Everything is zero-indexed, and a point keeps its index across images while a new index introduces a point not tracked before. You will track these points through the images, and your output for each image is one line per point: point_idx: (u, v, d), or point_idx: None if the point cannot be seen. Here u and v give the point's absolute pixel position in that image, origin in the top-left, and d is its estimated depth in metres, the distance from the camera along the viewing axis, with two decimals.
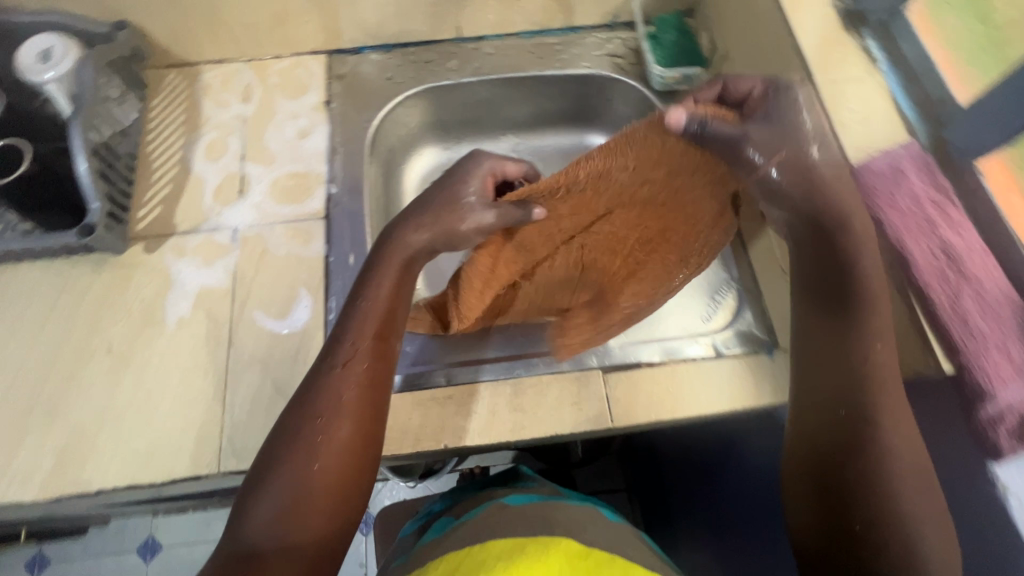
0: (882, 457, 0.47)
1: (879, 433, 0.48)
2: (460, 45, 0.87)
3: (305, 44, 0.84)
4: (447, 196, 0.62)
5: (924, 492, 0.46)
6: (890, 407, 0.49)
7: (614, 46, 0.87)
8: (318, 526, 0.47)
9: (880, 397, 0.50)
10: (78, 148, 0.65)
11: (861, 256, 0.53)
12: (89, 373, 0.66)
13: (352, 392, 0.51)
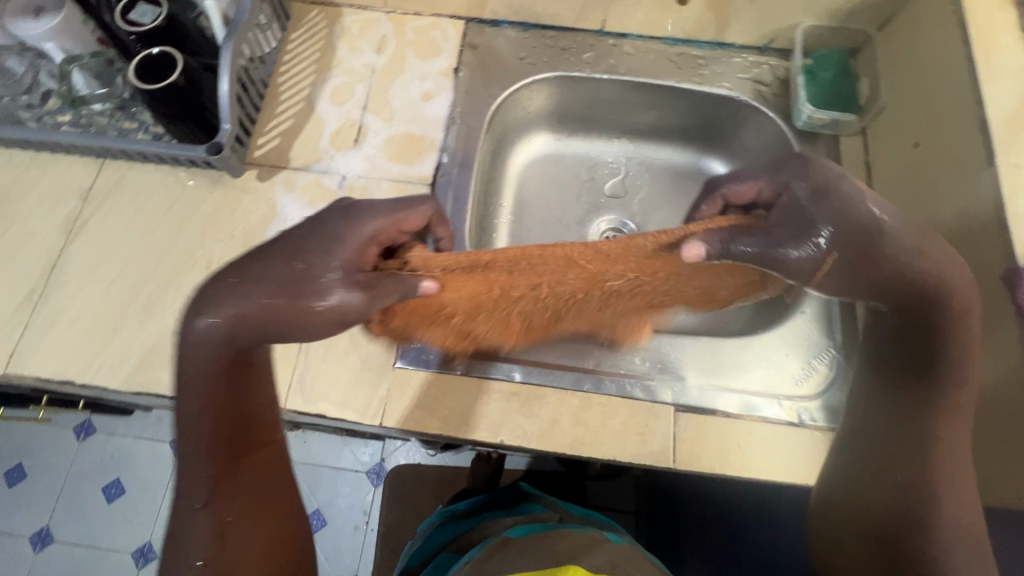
0: (937, 525, 0.53)
1: (933, 507, 0.53)
2: (600, 38, 0.83)
3: (447, 7, 0.83)
4: (288, 272, 0.49)
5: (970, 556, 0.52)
6: (947, 486, 0.54)
7: (761, 72, 0.81)
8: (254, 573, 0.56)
9: (941, 473, 0.54)
10: (225, 69, 0.65)
11: (958, 351, 0.53)
12: (186, 283, 0.69)
13: (223, 485, 0.55)
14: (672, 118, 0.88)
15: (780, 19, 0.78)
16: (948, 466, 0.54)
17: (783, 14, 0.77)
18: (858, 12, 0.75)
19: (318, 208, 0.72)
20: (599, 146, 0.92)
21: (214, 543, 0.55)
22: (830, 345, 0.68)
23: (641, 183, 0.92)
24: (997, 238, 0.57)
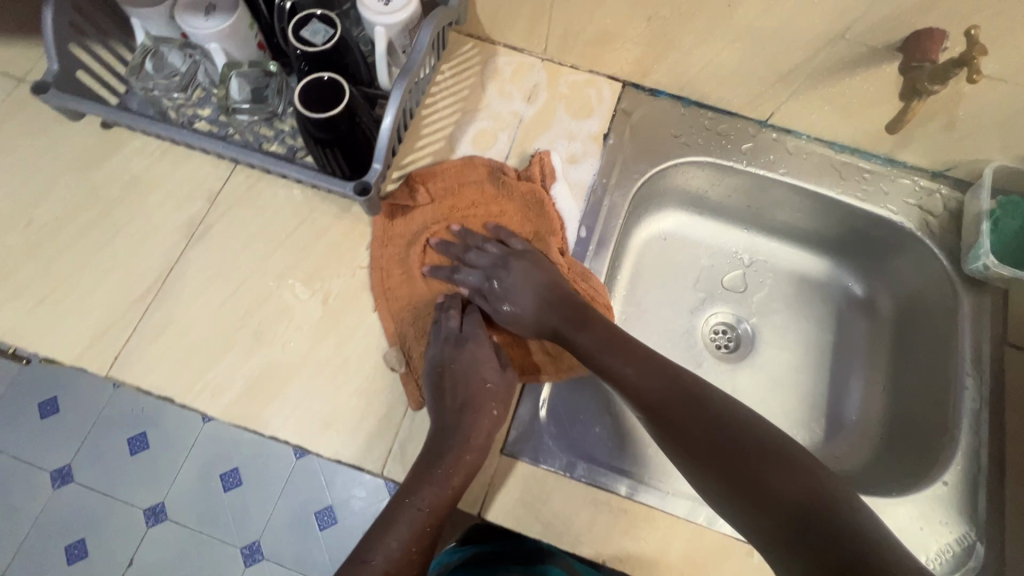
0: (723, 431, 0.53)
1: (699, 404, 0.55)
2: (763, 130, 0.78)
3: (608, 68, 0.78)
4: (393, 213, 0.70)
5: (774, 460, 0.50)
6: (675, 384, 0.57)
7: (930, 200, 0.75)
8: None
9: (661, 368, 0.59)
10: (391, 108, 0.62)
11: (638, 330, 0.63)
12: (300, 316, 0.66)
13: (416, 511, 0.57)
14: (817, 224, 0.82)
15: (970, 152, 0.71)
16: (650, 357, 0.60)
17: (975, 148, 0.70)
18: None
19: None
20: (728, 235, 0.87)
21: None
22: (972, 529, 0.62)
23: (764, 281, 0.86)
24: None
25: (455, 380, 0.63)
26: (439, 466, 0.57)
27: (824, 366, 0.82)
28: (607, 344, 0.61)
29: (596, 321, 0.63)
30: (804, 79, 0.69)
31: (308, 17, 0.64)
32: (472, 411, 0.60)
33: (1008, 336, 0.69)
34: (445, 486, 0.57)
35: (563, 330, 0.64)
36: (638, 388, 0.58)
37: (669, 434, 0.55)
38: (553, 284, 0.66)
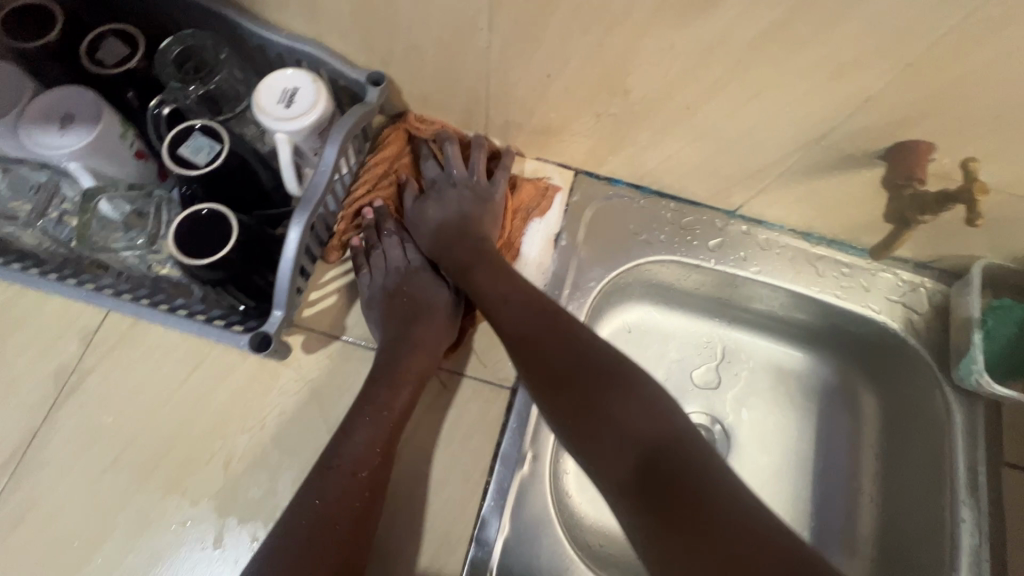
0: (580, 366, 0.49)
1: (564, 339, 0.51)
2: (731, 221, 0.70)
3: (557, 156, 0.69)
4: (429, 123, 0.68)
5: (626, 397, 0.46)
6: (540, 316, 0.53)
7: (914, 296, 0.69)
8: None
9: (529, 301, 0.55)
10: (290, 243, 0.51)
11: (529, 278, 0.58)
12: (196, 485, 0.55)
13: None
14: (793, 316, 0.74)
15: (956, 247, 0.64)
16: (527, 292, 0.56)
17: (962, 244, 0.64)
18: None
19: None
20: (699, 326, 0.79)
21: None
22: None
23: (738, 376, 0.78)
24: None
25: (395, 300, 0.61)
26: (324, 494, 0.49)
27: (806, 472, 0.74)
28: (497, 274, 0.58)
29: (490, 254, 0.60)
30: (775, 178, 0.61)
31: (188, 129, 0.53)
32: (404, 341, 0.58)
33: (1005, 455, 0.63)
34: (337, 522, 0.49)
35: (460, 262, 0.61)
36: (507, 318, 0.54)
37: (527, 368, 0.52)
38: (488, 231, 0.63)
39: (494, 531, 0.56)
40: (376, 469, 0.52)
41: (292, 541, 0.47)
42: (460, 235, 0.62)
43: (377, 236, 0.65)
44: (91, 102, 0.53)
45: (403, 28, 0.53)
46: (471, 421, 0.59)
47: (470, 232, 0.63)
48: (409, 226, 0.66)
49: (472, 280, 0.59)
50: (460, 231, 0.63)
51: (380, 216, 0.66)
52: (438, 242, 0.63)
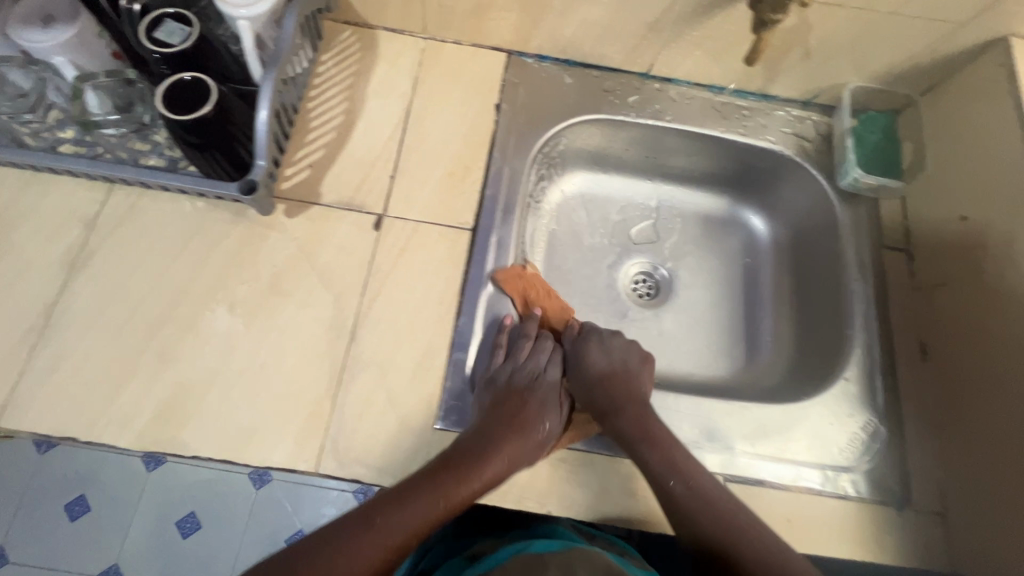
0: (722, 537, 0.56)
1: (727, 518, 0.57)
2: (646, 82, 0.81)
3: (489, 40, 0.79)
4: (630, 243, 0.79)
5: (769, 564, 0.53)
6: (699, 505, 0.57)
7: (804, 127, 0.81)
8: None
9: (681, 470, 0.60)
10: (263, 97, 0.60)
11: (704, 474, 0.60)
12: (206, 328, 0.63)
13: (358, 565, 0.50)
14: (710, 165, 0.86)
15: (829, 78, 0.77)
16: (675, 464, 0.60)
17: (833, 73, 0.76)
18: (907, 78, 0.75)
19: (357, 253, 0.68)
20: (634, 189, 0.90)
21: None
22: (874, 416, 0.67)
23: (673, 227, 0.90)
24: None
25: (524, 395, 0.66)
26: (388, 506, 0.53)
27: (736, 296, 0.86)
28: (653, 463, 0.60)
29: (637, 405, 0.65)
30: (672, 25, 0.72)
31: (159, 17, 0.61)
32: (518, 433, 0.61)
33: (884, 240, 0.76)
34: (384, 537, 0.52)
35: (624, 417, 0.64)
36: (661, 481, 0.59)
37: (675, 509, 0.58)
38: (642, 386, 0.68)
39: (469, 336, 0.67)
40: (434, 513, 0.54)
41: (356, 529, 0.52)
42: (617, 423, 0.63)
43: (533, 344, 0.70)
44: (66, 3, 0.61)
45: None
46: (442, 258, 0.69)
47: (625, 377, 0.68)
48: (568, 360, 0.72)
49: (622, 438, 0.62)
50: (611, 385, 0.68)
51: (530, 320, 0.71)
52: (601, 395, 0.67)
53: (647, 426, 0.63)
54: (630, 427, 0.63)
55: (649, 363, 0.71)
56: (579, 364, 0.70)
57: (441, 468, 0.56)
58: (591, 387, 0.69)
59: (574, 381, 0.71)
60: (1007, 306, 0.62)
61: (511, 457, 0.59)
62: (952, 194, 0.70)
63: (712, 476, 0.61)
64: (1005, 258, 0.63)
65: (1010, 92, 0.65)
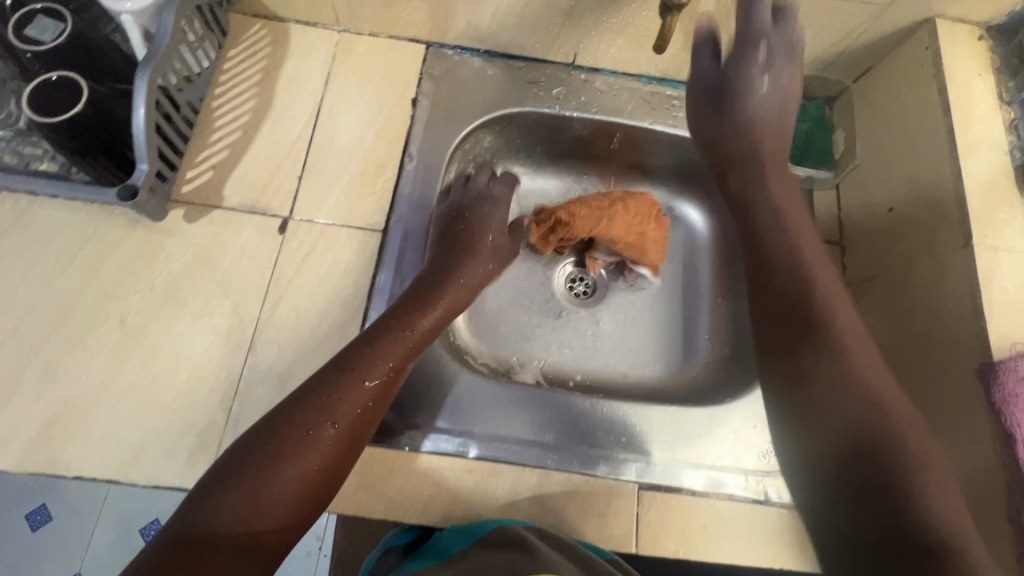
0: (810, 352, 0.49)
1: (817, 319, 0.50)
2: (572, 72, 0.78)
3: (405, 30, 0.75)
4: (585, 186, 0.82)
5: (855, 390, 0.46)
6: (805, 314, 0.50)
7: None
8: (279, 516, 0.47)
9: (806, 274, 0.52)
10: (141, 91, 0.56)
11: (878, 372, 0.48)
12: (95, 341, 0.60)
13: (323, 453, 0.50)
14: (645, 158, 0.83)
15: None
16: (785, 255, 0.54)
17: None
18: (839, 63, 0.72)
19: (260, 258, 0.65)
20: (569, 184, 0.87)
21: (256, 489, 0.46)
22: None
23: None
24: (972, 320, 0.53)
25: (456, 223, 0.72)
26: (338, 384, 0.53)
27: (672, 293, 0.84)
28: (780, 256, 0.54)
29: (766, 167, 0.58)
30: (589, 12, 0.69)
31: (32, 13, 0.58)
32: (462, 271, 0.67)
33: (817, 232, 0.73)
34: (339, 417, 0.51)
35: (756, 180, 0.58)
36: (777, 249, 0.54)
37: (775, 315, 0.52)
38: (762, 74, 0.58)
39: None
40: (387, 378, 0.55)
41: (306, 414, 0.50)
42: (750, 201, 0.57)
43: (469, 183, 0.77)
44: None
45: None
46: (350, 261, 0.66)
47: (742, 123, 0.58)
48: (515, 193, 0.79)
49: (757, 246, 0.55)
50: (729, 138, 0.59)
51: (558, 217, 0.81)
52: (737, 157, 0.59)
53: (791, 233, 0.56)
54: (757, 199, 0.57)
55: (784, 124, 0.59)
56: (741, 83, 0.58)
57: (398, 317, 0.59)
58: (743, 131, 0.58)
59: (715, 107, 0.60)
60: (926, 299, 0.59)
61: (448, 305, 0.64)
62: (880, 182, 0.67)
63: (828, 269, 0.54)
64: (927, 249, 0.60)
65: (935, 76, 0.62)
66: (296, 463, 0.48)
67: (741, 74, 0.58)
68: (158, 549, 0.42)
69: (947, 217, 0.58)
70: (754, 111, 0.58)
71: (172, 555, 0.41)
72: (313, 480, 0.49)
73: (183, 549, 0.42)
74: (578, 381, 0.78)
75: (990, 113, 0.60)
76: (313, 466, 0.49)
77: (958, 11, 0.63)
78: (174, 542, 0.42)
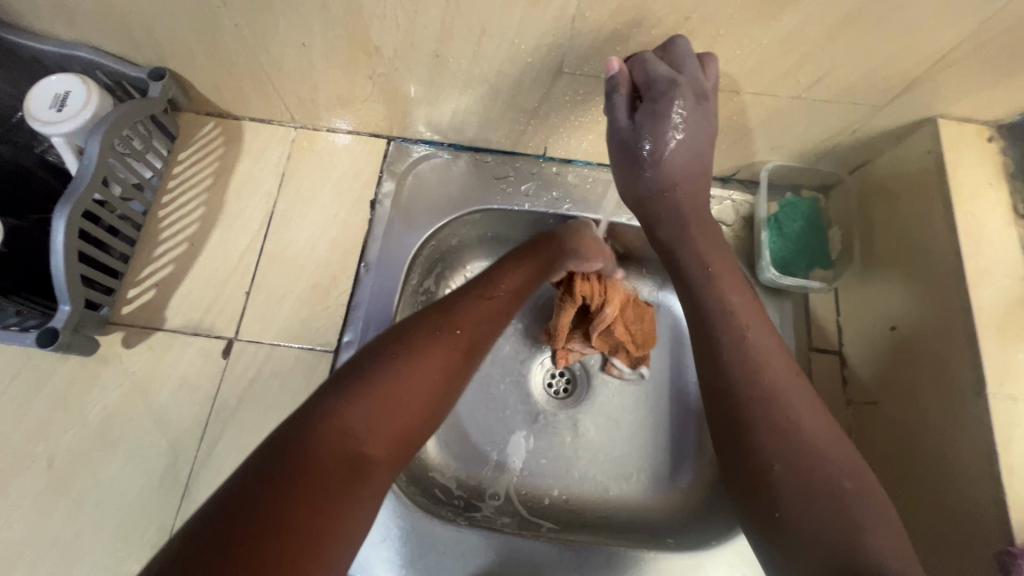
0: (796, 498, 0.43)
1: (757, 388, 0.47)
2: (542, 164, 0.73)
3: (366, 126, 0.70)
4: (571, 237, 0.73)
5: (825, 517, 0.41)
6: (776, 437, 0.45)
7: (722, 209, 0.71)
8: (388, 415, 0.43)
9: (770, 401, 0.47)
10: (58, 228, 0.53)
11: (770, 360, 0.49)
12: (20, 488, 0.56)
13: (434, 359, 0.47)
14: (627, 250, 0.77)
15: (744, 158, 0.67)
16: (755, 388, 0.48)
17: (749, 153, 0.66)
18: (832, 156, 0.66)
19: (202, 387, 0.61)
20: None
21: (374, 393, 0.43)
22: None
23: None
24: (987, 484, 0.47)
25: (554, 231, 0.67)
26: (462, 305, 0.53)
27: (659, 394, 0.76)
28: (741, 387, 0.48)
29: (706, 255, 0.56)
30: (555, 112, 0.63)
31: None
32: (574, 234, 0.65)
33: (813, 342, 0.66)
34: (457, 337, 0.50)
35: (706, 294, 0.54)
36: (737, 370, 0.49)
37: (736, 459, 0.47)
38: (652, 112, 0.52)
39: None
40: (501, 307, 0.55)
41: (427, 331, 0.49)
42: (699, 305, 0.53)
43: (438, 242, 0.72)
44: None
45: (147, 18, 0.54)
46: (298, 387, 0.62)
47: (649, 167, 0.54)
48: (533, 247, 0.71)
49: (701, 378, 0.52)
50: (696, 280, 0.55)
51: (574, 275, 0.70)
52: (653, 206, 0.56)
53: (756, 353, 0.49)
54: (716, 323, 0.52)
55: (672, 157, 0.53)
56: (650, 162, 0.53)
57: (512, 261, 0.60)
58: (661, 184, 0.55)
59: (637, 176, 0.55)
60: (937, 449, 0.52)
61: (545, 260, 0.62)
62: (884, 298, 0.61)
63: (806, 393, 0.47)
64: (937, 388, 0.53)
65: (940, 185, 0.56)
66: (415, 373, 0.45)
67: (653, 130, 0.51)
68: (272, 448, 0.39)
69: (957, 353, 0.51)
70: (682, 170, 0.54)
71: (281, 461, 0.38)
72: (424, 400, 0.46)
73: (302, 454, 0.38)
74: (554, 499, 0.71)
75: (1003, 230, 0.54)
76: (429, 378, 0.46)
77: (964, 112, 0.56)
78: (290, 436, 0.39)
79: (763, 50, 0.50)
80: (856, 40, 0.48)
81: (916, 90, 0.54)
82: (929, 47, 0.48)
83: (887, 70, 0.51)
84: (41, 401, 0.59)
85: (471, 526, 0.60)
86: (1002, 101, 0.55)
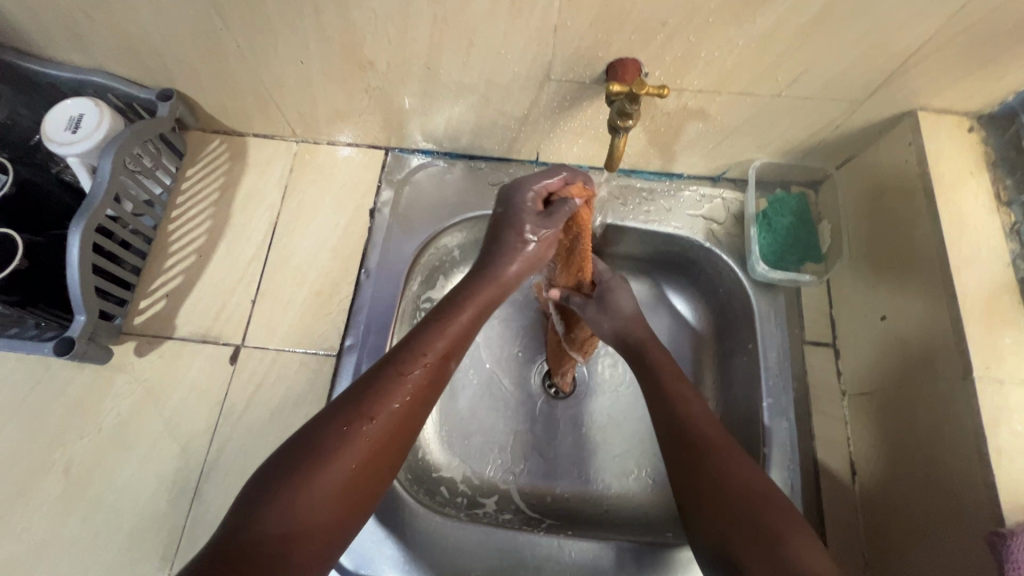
0: (710, 476, 0.52)
1: (694, 447, 0.54)
2: (536, 169, 0.75)
3: (364, 138, 0.73)
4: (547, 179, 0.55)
5: (745, 514, 0.49)
6: (670, 412, 0.58)
7: (713, 207, 0.73)
8: (312, 514, 0.41)
9: (706, 457, 0.53)
10: (71, 245, 0.56)
11: (683, 394, 0.59)
12: (38, 493, 0.58)
13: (360, 449, 0.44)
14: (623, 250, 0.77)
15: (732, 156, 0.69)
16: (657, 362, 0.62)
17: (736, 152, 0.68)
18: (818, 151, 0.67)
19: (211, 392, 0.63)
20: None
21: (291, 498, 0.41)
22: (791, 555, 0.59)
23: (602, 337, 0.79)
24: (977, 466, 0.48)
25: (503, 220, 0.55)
26: (385, 379, 0.47)
27: None
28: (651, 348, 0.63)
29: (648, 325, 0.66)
30: (544, 118, 0.65)
31: None
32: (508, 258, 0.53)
33: (807, 335, 0.67)
34: (382, 420, 0.45)
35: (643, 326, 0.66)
36: (672, 453, 0.56)
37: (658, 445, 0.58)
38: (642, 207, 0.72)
39: None
40: (434, 373, 0.49)
41: (345, 418, 0.45)
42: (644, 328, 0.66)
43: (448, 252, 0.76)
44: None
45: (156, 43, 0.57)
46: (304, 391, 0.64)
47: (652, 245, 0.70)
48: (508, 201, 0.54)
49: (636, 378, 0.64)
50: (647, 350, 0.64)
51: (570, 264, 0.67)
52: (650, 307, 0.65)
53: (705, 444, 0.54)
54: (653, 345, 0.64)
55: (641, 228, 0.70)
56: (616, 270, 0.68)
57: (446, 317, 0.52)
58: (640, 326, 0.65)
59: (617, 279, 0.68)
60: (924, 432, 0.53)
61: (480, 304, 0.52)
62: (874, 288, 0.62)
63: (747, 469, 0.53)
64: (925, 371, 0.54)
65: (921, 175, 0.57)
66: (333, 471, 0.42)
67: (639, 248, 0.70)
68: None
69: (942, 338, 0.52)
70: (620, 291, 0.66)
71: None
72: (347, 496, 0.43)
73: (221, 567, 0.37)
74: (556, 496, 0.71)
75: (984, 217, 0.55)
76: (348, 475, 0.43)
77: (942, 104, 0.58)
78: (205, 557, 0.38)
79: (741, 51, 0.52)
80: (830, 39, 0.50)
81: (892, 85, 0.55)
82: (901, 42, 0.50)
83: (862, 67, 0.53)
84: (58, 409, 0.61)
85: (474, 522, 0.61)
86: (979, 92, 0.56)
